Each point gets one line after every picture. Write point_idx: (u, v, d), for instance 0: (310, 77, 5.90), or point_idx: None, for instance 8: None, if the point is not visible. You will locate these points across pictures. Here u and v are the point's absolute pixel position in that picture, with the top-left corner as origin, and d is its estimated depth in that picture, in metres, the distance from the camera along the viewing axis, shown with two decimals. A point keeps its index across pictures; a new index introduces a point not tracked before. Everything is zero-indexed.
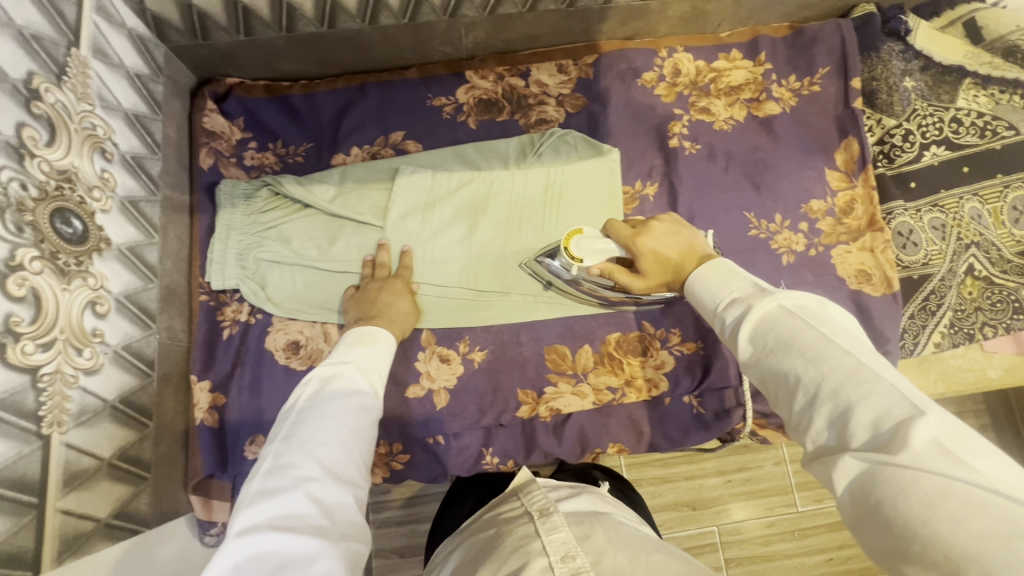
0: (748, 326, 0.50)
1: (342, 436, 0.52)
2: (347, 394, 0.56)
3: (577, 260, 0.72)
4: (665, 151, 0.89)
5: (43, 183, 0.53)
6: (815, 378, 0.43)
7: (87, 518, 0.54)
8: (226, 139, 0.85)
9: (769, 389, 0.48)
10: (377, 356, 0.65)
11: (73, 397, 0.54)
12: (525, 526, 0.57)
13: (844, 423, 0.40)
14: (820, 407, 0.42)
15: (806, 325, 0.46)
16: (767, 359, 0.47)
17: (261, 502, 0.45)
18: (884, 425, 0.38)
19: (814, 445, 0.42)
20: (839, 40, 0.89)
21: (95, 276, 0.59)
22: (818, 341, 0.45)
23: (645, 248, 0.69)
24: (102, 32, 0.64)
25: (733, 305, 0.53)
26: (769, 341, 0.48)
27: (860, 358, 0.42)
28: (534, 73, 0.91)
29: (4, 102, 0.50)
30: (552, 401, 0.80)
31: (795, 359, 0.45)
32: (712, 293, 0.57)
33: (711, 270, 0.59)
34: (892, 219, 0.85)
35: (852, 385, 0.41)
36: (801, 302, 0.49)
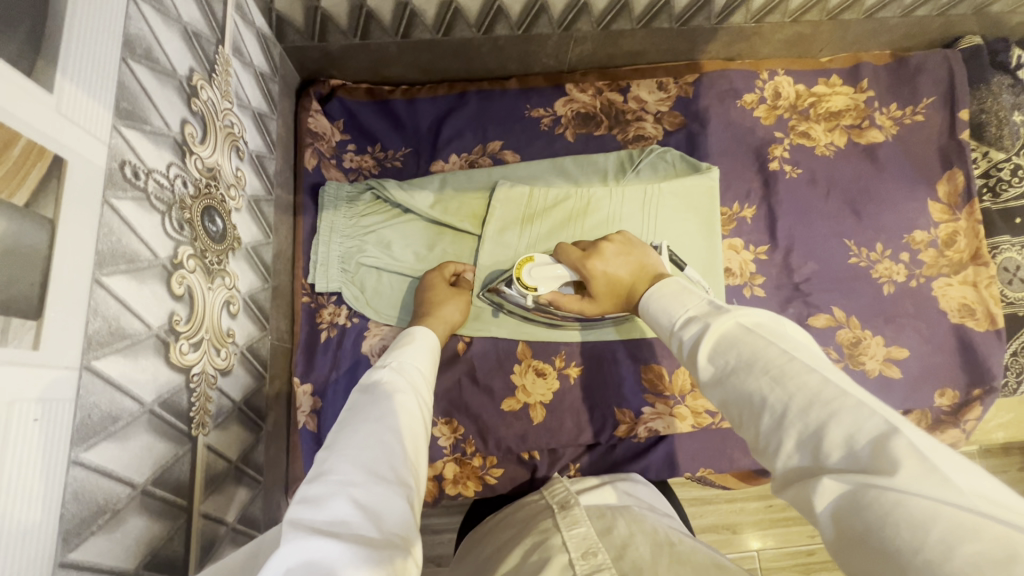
0: (706, 345, 0.46)
1: (385, 438, 0.45)
2: (390, 398, 0.50)
3: (532, 290, 0.72)
4: (764, 174, 0.88)
5: (197, 181, 0.52)
6: (782, 398, 0.38)
7: (219, 523, 0.53)
8: (327, 140, 0.85)
9: (733, 411, 0.43)
10: (420, 361, 0.59)
11: (213, 398, 0.53)
12: (548, 519, 0.57)
13: (816, 442, 0.36)
14: (789, 427, 0.37)
15: (764, 342, 0.42)
16: (730, 380, 0.43)
17: (301, 511, 0.38)
18: (859, 442, 0.34)
19: (785, 467, 0.38)
20: (946, 70, 0.88)
21: (230, 275, 0.58)
22: (781, 357, 0.40)
23: (596, 270, 0.68)
24: (240, 30, 0.64)
25: (692, 323, 0.49)
26: (731, 361, 0.43)
27: (824, 374, 0.38)
28: (634, 90, 0.91)
29: (173, 98, 0.49)
30: (650, 422, 0.79)
31: (760, 377, 0.40)
32: (669, 310, 0.54)
33: (666, 293, 0.56)
34: (997, 254, 0.84)
35: (819, 403, 0.36)
36: (761, 320, 0.45)
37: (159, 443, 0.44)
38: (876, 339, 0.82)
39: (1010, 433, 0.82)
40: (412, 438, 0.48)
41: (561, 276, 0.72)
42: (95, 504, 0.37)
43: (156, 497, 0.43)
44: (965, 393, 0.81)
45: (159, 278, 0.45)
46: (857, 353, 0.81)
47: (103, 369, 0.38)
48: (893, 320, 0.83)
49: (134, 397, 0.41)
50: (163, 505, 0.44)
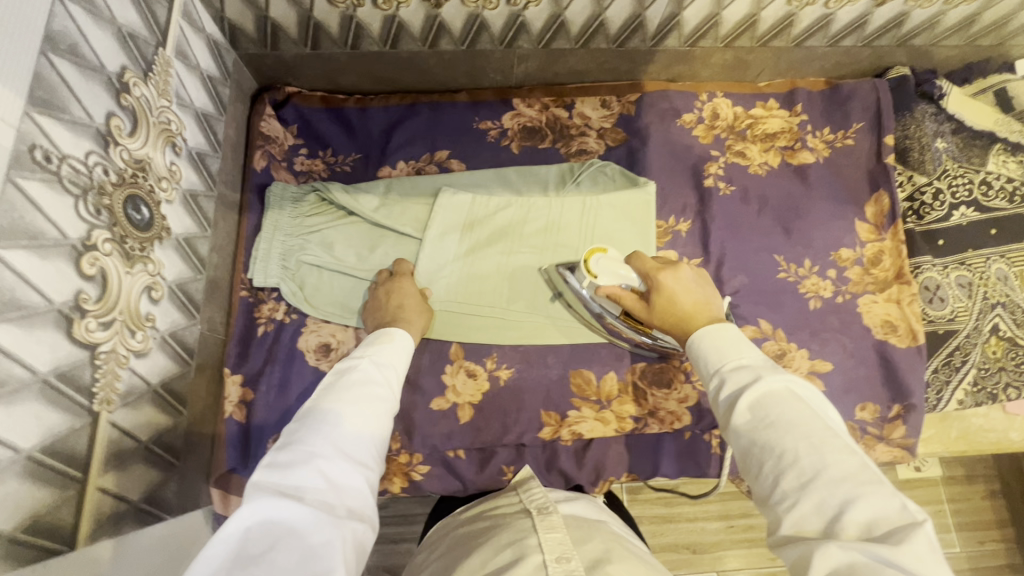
0: (749, 396, 0.49)
1: (354, 421, 0.51)
2: (364, 384, 0.55)
3: (593, 275, 0.75)
4: (699, 190, 0.92)
5: (122, 170, 0.56)
6: (814, 466, 0.43)
7: (120, 500, 0.54)
8: (279, 143, 0.89)
9: (752, 461, 0.47)
10: (397, 358, 0.63)
11: (123, 377, 0.55)
12: (525, 521, 0.58)
13: (837, 515, 0.41)
14: (812, 492, 0.42)
15: (802, 409, 0.47)
16: (762, 433, 0.47)
17: (269, 470, 0.44)
18: (878, 528, 0.39)
19: (793, 528, 0.42)
20: (874, 98, 0.92)
21: (155, 262, 0.61)
22: (820, 430, 0.45)
23: (664, 283, 0.71)
24: (186, 35, 0.68)
25: (740, 369, 0.53)
26: (771, 416, 0.48)
27: (865, 462, 0.43)
28: (578, 106, 0.95)
29: (100, 92, 0.53)
30: (574, 425, 0.80)
31: (796, 438, 0.45)
32: (721, 354, 0.56)
33: (716, 335, 0.58)
34: (919, 273, 0.87)
35: (854, 482, 0.42)
36: (805, 395, 0.49)
37: (51, 413, 0.46)
38: (800, 352, 0.84)
39: (932, 448, 0.84)
40: (381, 427, 0.53)
41: (623, 276, 0.75)
42: None
43: (44, 465, 0.45)
44: (886, 409, 0.83)
45: (65, 257, 0.48)
46: (781, 365, 0.84)
47: None
48: (818, 334, 0.85)
49: (25, 365, 0.44)
50: (51, 473, 0.46)
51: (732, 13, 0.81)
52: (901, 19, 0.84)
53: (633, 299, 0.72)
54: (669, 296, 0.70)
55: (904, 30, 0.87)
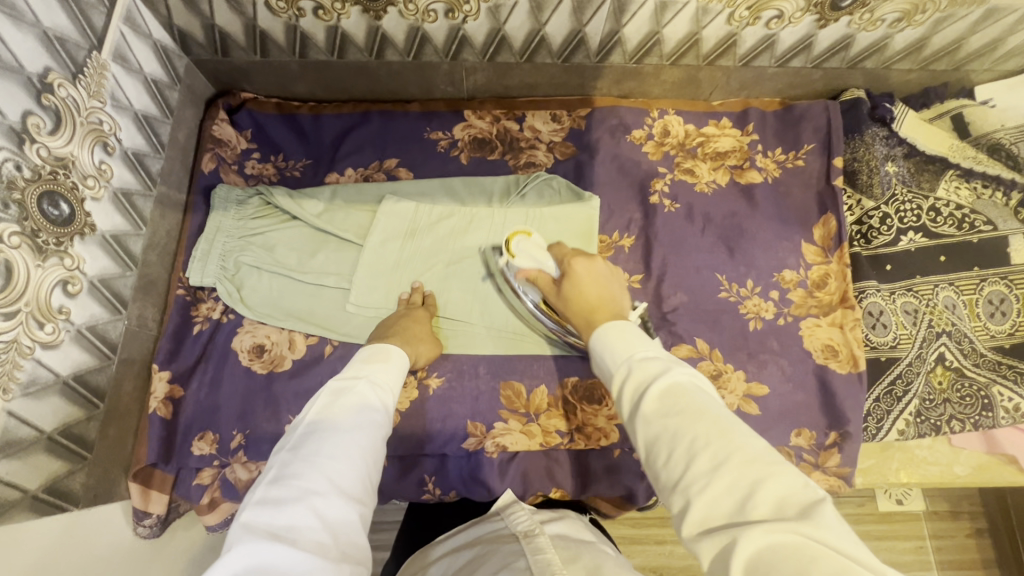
0: (658, 386, 0.50)
1: (346, 450, 0.53)
2: (358, 410, 0.58)
3: (511, 254, 0.76)
4: (644, 207, 0.91)
5: (39, 167, 0.58)
6: (725, 448, 0.44)
7: (14, 487, 0.55)
8: (231, 147, 0.91)
9: (661, 450, 0.46)
10: (392, 375, 0.66)
11: (26, 367, 0.56)
12: (512, 546, 0.58)
13: (749, 495, 0.41)
14: (722, 475, 0.43)
15: (708, 399, 0.48)
16: (672, 420, 0.47)
17: (262, 509, 0.47)
18: (787, 504, 0.40)
19: (705, 513, 0.42)
20: (826, 120, 0.91)
21: (73, 257, 0.62)
22: (728, 419, 0.46)
23: (576, 268, 0.74)
24: (127, 40, 0.71)
25: (645, 362, 0.53)
26: (679, 405, 0.48)
27: (764, 442, 0.46)
28: (529, 119, 0.96)
29: (17, 92, 0.55)
30: (500, 437, 0.80)
31: (707, 425, 0.45)
32: (625, 347, 0.56)
33: (617, 331, 0.59)
34: (864, 298, 0.85)
35: (759, 461, 0.43)
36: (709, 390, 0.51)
37: None
38: (737, 373, 0.83)
39: (870, 479, 0.81)
40: (372, 455, 0.55)
41: (542, 263, 0.76)
42: None
43: None
44: (823, 436, 0.81)
45: None
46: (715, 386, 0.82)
47: None
48: (755, 356, 0.84)
49: None
50: None
51: (673, 31, 0.81)
52: (848, 41, 0.83)
53: (547, 281, 0.75)
54: (576, 286, 0.72)
55: (853, 52, 0.86)
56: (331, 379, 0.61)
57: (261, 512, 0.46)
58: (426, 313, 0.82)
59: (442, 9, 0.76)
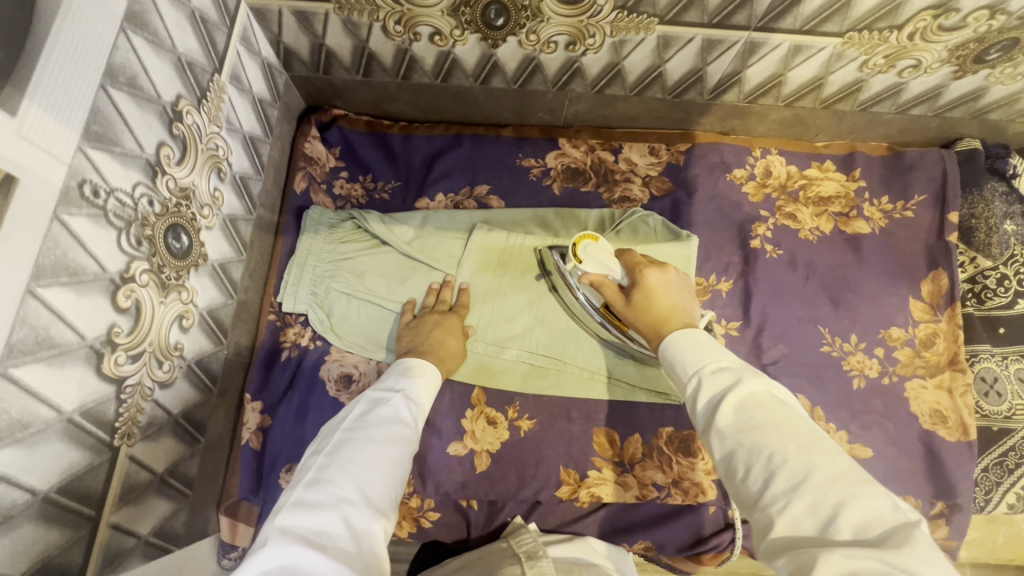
0: (735, 398, 0.49)
1: (379, 462, 0.52)
2: (391, 423, 0.57)
3: (578, 259, 0.73)
4: (744, 251, 0.88)
5: (166, 200, 0.55)
6: (804, 467, 0.42)
7: (130, 535, 0.53)
8: (321, 165, 0.88)
9: (737, 465, 0.46)
10: (425, 392, 0.65)
11: (146, 410, 0.54)
12: (515, 568, 0.62)
13: (831, 516, 0.39)
14: (803, 493, 0.41)
15: (787, 413, 0.47)
16: (750, 435, 0.46)
17: (298, 510, 0.45)
18: (873, 529, 0.37)
19: (786, 532, 0.40)
20: (940, 170, 0.88)
21: (189, 290, 0.60)
22: (810, 435, 0.44)
23: (648, 280, 0.70)
24: (242, 60, 0.69)
25: (720, 372, 0.52)
26: (755, 419, 0.47)
27: (852, 463, 0.43)
28: (625, 151, 0.92)
29: (153, 122, 0.52)
30: (594, 487, 0.77)
31: (785, 441, 0.44)
32: (698, 357, 0.55)
33: (689, 342, 0.57)
34: (976, 362, 0.81)
35: (844, 482, 0.40)
36: (789, 401, 0.49)
37: (72, 452, 0.45)
38: (840, 433, 0.80)
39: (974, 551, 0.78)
40: (401, 470, 0.54)
41: (609, 268, 0.73)
42: None
43: (60, 506, 0.44)
44: (929, 505, 0.77)
45: (103, 292, 0.47)
46: None
47: (19, 377, 0.40)
48: (859, 417, 0.80)
49: (52, 405, 0.43)
50: (66, 513, 0.45)
51: (798, 75, 0.77)
52: (978, 93, 0.79)
53: (612, 289, 0.71)
54: (648, 295, 0.68)
55: (980, 103, 0.82)
56: (366, 392, 0.61)
57: (294, 514, 0.45)
58: (458, 322, 0.78)
59: (564, 41, 0.73)
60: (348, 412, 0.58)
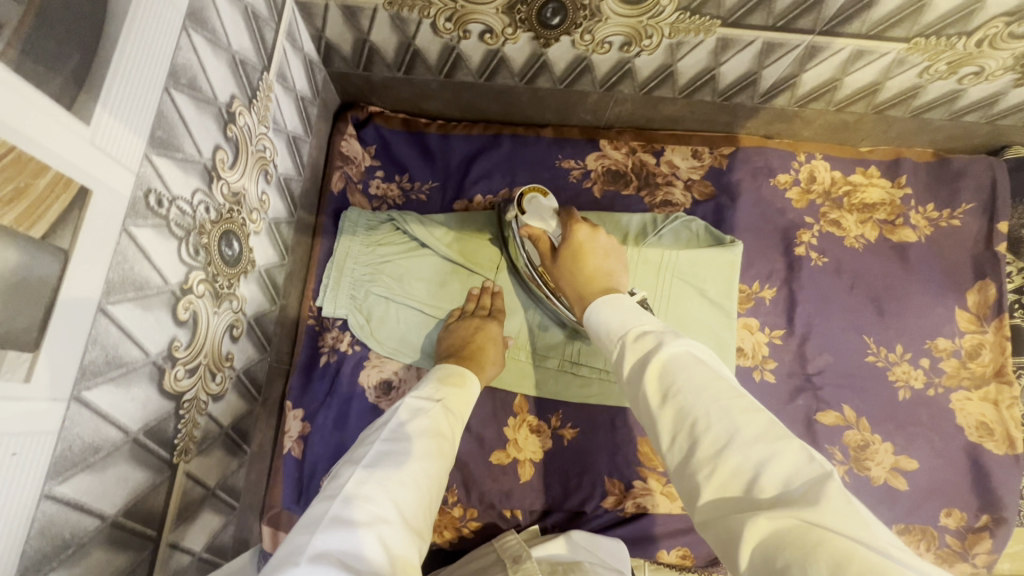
0: (656, 364, 0.47)
1: (416, 480, 0.50)
2: (427, 435, 0.55)
3: (521, 209, 0.76)
4: (789, 258, 0.87)
5: (221, 206, 0.53)
6: (726, 428, 0.40)
7: (185, 552, 0.52)
8: (357, 164, 0.86)
9: (666, 431, 0.44)
10: (462, 402, 0.63)
11: (201, 424, 0.52)
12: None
13: (752, 476, 0.37)
14: (728, 455, 0.39)
15: (710, 372, 0.45)
16: (674, 401, 0.44)
17: (337, 527, 0.42)
18: (794, 486, 0.36)
19: (714, 499, 0.38)
20: (989, 178, 0.86)
21: (239, 298, 0.58)
22: (730, 392, 0.43)
23: (574, 242, 0.69)
24: (287, 57, 0.66)
25: (643, 337, 0.52)
26: (679, 383, 0.45)
27: (771, 415, 0.41)
28: (667, 154, 0.90)
29: (210, 125, 0.50)
30: (640, 498, 0.76)
31: (707, 402, 0.42)
32: (622, 321, 0.55)
33: (612, 306, 0.58)
34: (1022, 374, 0.81)
35: (764, 439, 0.39)
36: (709, 358, 0.48)
37: (137, 473, 0.43)
38: (885, 445, 0.79)
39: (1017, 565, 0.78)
40: (433, 487, 0.52)
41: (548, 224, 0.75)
42: (60, 539, 0.36)
43: (125, 529, 0.43)
44: (973, 518, 0.77)
45: (165, 305, 0.45)
46: (863, 458, 0.78)
47: (91, 400, 0.38)
48: (905, 429, 0.80)
49: (119, 427, 0.41)
50: (131, 536, 0.43)
51: (855, 80, 0.75)
52: None
53: (546, 245, 0.74)
54: (575, 252, 0.69)
55: None
56: (402, 400, 0.59)
57: (331, 531, 0.42)
58: (497, 329, 0.76)
59: (619, 42, 0.70)
60: (385, 421, 0.56)
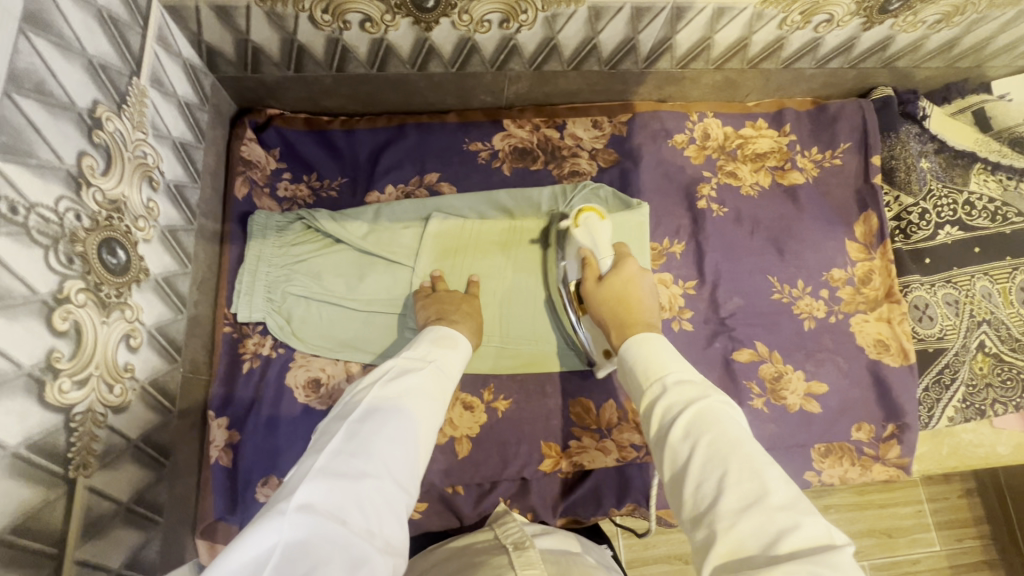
0: (691, 412, 0.50)
1: (404, 435, 0.51)
2: (416, 396, 0.56)
3: (574, 222, 0.77)
4: (693, 212, 0.92)
5: (95, 214, 0.52)
6: (753, 491, 0.43)
7: (99, 569, 0.51)
8: (261, 168, 0.85)
9: (690, 478, 0.47)
10: (451, 365, 0.64)
11: (100, 437, 0.51)
12: (502, 559, 0.56)
13: (772, 539, 0.40)
14: (751, 514, 0.41)
15: (737, 433, 0.47)
16: (705, 451, 0.47)
17: (322, 479, 0.44)
18: (809, 552, 0.38)
19: (728, 550, 0.41)
20: (860, 118, 0.94)
21: (133, 307, 0.57)
22: (759, 457, 0.45)
23: (629, 271, 0.71)
24: (161, 61, 0.65)
25: (681, 384, 0.53)
26: (713, 433, 0.47)
27: (799, 491, 0.43)
28: (570, 127, 0.93)
29: (70, 131, 0.49)
30: (576, 456, 0.79)
31: (738, 460, 0.45)
32: (658, 364, 0.56)
33: (647, 347, 0.59)
34: (908, 292, 0.88)
35: (789, 509, 0.41)
36: (743, 424, 0.50)
37: (23, 489, 0.43)
38: (797, 373, 0.85)
39: (924, 466, 0.85)
40: (423, 441, 0.53)
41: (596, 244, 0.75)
42: None
43: (15, 546, 0.42)
44: (881, 429, 0.84)
45: (36, 315, 0.44)
46: (778, 388, 0.84)
47: None
48: (813, 355, 0.85)
49: None
50: (24, 554, 0.43)
51: (724, 37, 0.80)
52: (886, 43, 0.85)
53: (592, 269, 0.73)
54: (627, 283, 0.70)
55: (889, 52, 0.88)
56: (394, 360, 0.59)
57: (319, 482, 0.43)
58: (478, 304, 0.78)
59: (497, 19, 0.73)
60: (376, 377, 0.56)
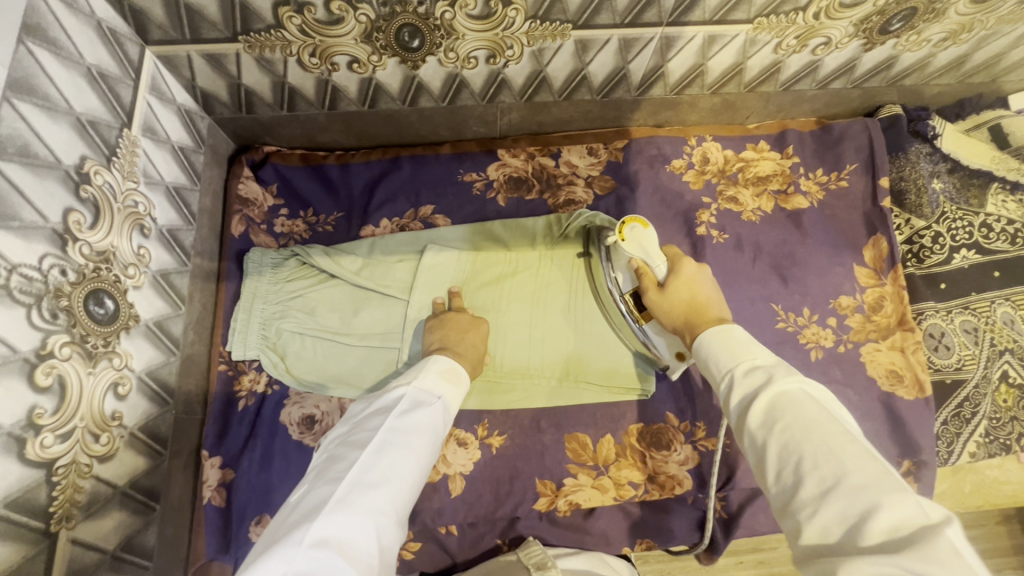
0: (763, 399, 0.46)
1: (411, 471, 0.52)
2: (425, 429, 0.55)
3: (621, 237, 0.68)
4: (691, 239, 0.89)
5: (82, 267, 0.54)
6: (833, 473, 0.39)
7: None
8: (258, 206, 0.86)
9: (769, 463, 0.44)
10: (456, 399, 0.63)
11: (85, 487, 0.55)
12: None
13: (859, 523, 0.36)
14: (834, 499, 0.38)
15: (819, 412, 0.43)
16: (781, 436, 0.43)
17: (338, 514, 0.44)
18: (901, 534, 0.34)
19: (815, 539, 0.38)
20: (866, 138, 0.90)
21: (121, 355, 0.59)
22: (842, 436, 0.41)
23: (688, 271, 0.66)
24: (153, 110, 0.67)
25: (753, 371, 0.50)
26: (786, 418, 0.44)
27: (887, 466, 0.39)
28: (564, 155, 0.92)
29: (55, 189, 0.52)
30: (571, 494, 0.77)
31: (813, 443, 0.41)
32: (730, 354, 0.53)
33: (722, 338, 0.55)
34: (922, 319, 0.84)
35: (875, 488, 0.37)
36: (829, 407, 0.45)
37: None
38: None
39: (944, 503, 0.80)
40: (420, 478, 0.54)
41: (649, 256, 0.68)
42: None
43: None
44: (896, 465, 0.79)
45: (18, 373, 0.47)
46: None
47: None
48: None
49: None
50: None
51: (717, 63, 0.78)
52: (889, 63, 0.82)
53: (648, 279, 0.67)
54: (689, 284, 0.65)
55: (893, 72, 0.85)
56: (408, 388, 0.58)
57: (333, 516, 0.44)
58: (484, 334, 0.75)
59: (483, 55, 0.73)
60: (391, 404, 0.56)
